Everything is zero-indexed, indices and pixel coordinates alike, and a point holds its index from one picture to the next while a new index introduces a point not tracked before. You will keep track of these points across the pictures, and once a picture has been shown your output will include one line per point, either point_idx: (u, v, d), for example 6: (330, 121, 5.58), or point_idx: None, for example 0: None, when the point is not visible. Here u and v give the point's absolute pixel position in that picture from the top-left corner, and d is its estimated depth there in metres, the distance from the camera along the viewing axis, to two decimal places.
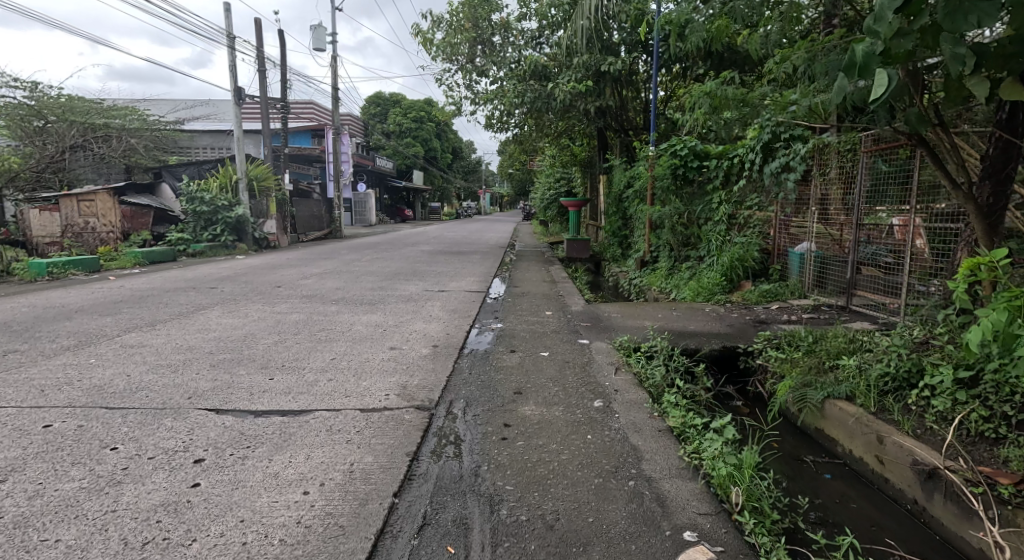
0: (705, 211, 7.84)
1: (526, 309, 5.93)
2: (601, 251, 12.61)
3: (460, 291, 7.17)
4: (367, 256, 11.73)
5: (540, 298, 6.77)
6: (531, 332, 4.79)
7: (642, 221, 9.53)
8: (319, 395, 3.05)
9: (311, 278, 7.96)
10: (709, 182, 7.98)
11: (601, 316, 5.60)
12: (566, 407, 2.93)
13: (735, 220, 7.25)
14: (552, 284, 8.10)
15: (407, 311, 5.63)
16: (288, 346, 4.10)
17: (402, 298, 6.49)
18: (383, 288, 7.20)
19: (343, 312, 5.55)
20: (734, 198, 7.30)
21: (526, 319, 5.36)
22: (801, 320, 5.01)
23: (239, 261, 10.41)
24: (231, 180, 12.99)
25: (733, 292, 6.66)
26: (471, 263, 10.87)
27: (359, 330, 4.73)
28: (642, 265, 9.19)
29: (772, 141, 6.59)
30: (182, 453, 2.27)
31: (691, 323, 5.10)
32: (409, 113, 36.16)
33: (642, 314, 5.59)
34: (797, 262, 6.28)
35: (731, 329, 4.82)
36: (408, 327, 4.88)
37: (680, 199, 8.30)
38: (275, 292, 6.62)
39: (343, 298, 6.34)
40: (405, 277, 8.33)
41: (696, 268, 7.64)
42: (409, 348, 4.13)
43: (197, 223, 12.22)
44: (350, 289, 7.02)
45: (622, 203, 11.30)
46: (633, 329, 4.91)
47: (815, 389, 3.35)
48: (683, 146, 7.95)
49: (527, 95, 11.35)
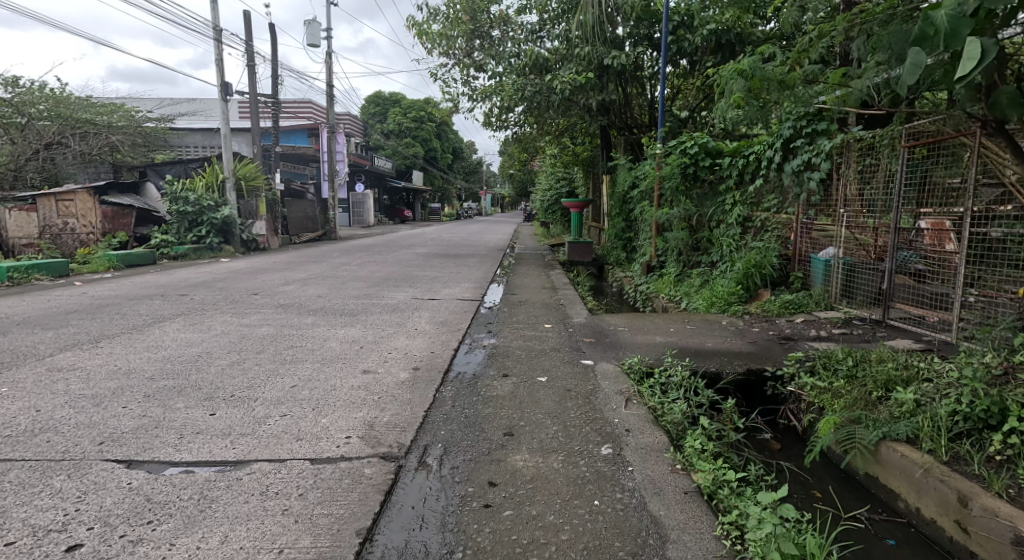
0: (717, 213, 7.27)
1: (523, 322, 5.37)
2: (604, 254, 12.04)
3: (452, 299, 6.60)
4: (358, 259, 11.17)
5: (539, 308, 6.19)
6: (528, 351, 4.22)
7: (649, 223, 8.97)
8: (264, 438, 2.49)
9: (293, 284, 7.39)
10: (721, 182, 7.42)
11: (606, 330, 5.03)
12: (566, 457, 2.38)
13: (750, 223, 6.69)
14: (553, 290, 7.53)
15: (390, 324, 5.08)
16: (244, 369, 3.53)
17: (387, 308, 5.92)
18: (369, 296, 6.64)
19: (318, 324, 4.99)
20: (749, 199, 6.73)
21: (522, 334, 4.80)
22: (833, 337, 4.43)
23: (222, 265, 9.84)
24: (217, 180, 12.46)
25: (750, 302, 6.08)
26: (467, 267, 10.30)
27: (331, 347, 4.17)
28: (649, 270, 8.62)
29: (793, 137, 6.04)
30: (56, 536, 1.73)
31: (709, 340, 4.53)
32: (409, 113, 35.69)
33: (652, 329, 5.02)
34: (821, 270, 5.71)
35: (755, 349, 4.24)
36: (389, 345, 4.32)
37: (690, 199, 7.73)
38: (249, 300, 6.06)
39: (322, 308, 5.78)
40: (394, 283, 7.77)
41: (708, 274, 7.07)
42: (385, 372, 3.57)
43: (181, 223, 11.68)
44: (333, 297, 6.46)
45: (627, 204, 10.73)
46: (642, 347, 4.34)
47: (866, 427, 2.78)
48: (694, 142, 7.40)
49: (527, 89, 10.81)
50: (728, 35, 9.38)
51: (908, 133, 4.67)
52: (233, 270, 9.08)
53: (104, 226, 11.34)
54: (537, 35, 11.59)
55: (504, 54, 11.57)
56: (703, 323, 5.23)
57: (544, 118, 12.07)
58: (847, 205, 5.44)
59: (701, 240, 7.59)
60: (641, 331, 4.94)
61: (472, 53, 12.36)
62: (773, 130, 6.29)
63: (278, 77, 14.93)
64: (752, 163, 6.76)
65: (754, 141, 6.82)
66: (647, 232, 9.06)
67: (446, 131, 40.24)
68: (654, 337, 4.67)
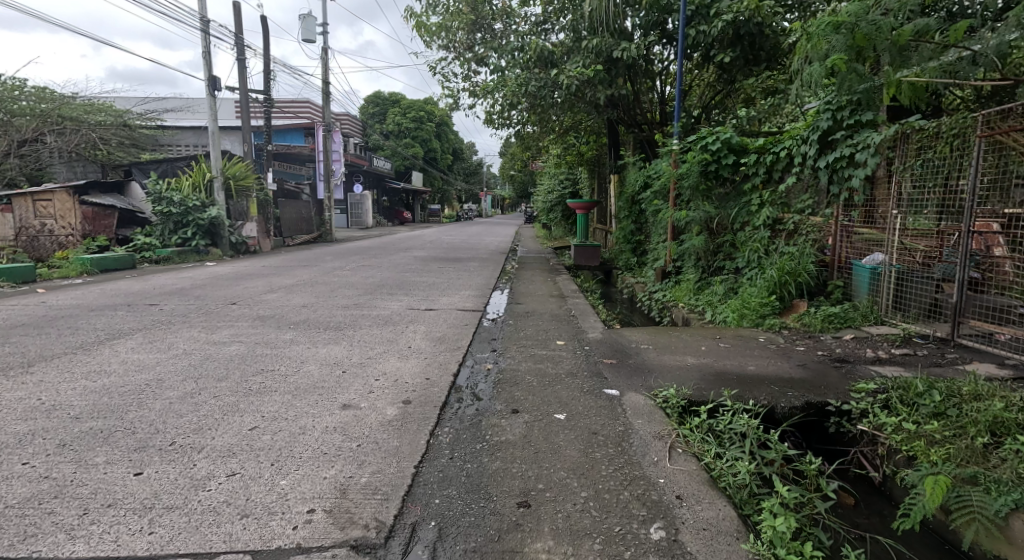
0: (740, 215, 6.66)
1: (532, 337, 4.74)
2: (612, 258, 11.42)
3: (452, 310, 5.97)
4: (353, 263, 10.54)
5: (549, 320, 5.56)
6: (540, 377, 3.59)
7: (663, 226, 8.34)
8: (196, 515, 1.86)
9: (277, 292, 6.75)
10: (745, 181, 6.80)
11: (627, 347, 4.40)
12: (605, 548, 1.79)
13: (781, 227, 6.07)
14: (562, 299, 6.91)
15: (381, 341, 4.44)
16: (197, 402, 2.90)
17: (379, 320, 5.29)
18: (359, 306, 6.00)
19: (299, 342, 4.35)
20: (779, 200, 6.12)
21: (533, 353, 4.18)
22: (895, 360, 3.81)
23: (205, 269, 9.21)
24: (204, 179, 11.85)
25: (784, 313, 5.44)
26: (466, 272, 9.67)
27: (309, 372, 3.53)
28: (663, 277, 8.03)
29: (832, 129, 5.43)
30: None
31: (750, 362, 3.90)
32: (409, 113, 35.02)
33: (679, 346, 4.42)
34: (866, 279, 5.08)
35: (809, 376, 3.61)
36: (377, 369, 3.68)
37: (710, 200, 7.10)
38: (225, 311, 5.43)
39: (306, 320, 5.15)
40: (389, 291, 7.14)
41: (732, 282, 6.45)
42: (369, 407, 2.94)
43: (166, 225, 11.07)
44: (320, 307, 5.83)
45: (637, 205, 10.11)
46: (674, 372, 3.72)
47: (984, 491, 2.17)
48: (716, 138, 6.78)
49: (531, 84, 10.19)
50: (749, 27, 8.65)
51: (984, 120, 4.06)
52: (215, 275, 8.44)
53: (84, 228, 10.67)
54: (541, 26, 10.96)
55: (507, 47, 10.94)
56: (737, 339, 4.61)
57: (548, 115, 11.44)
58: (897, 205, 4.81)
59: (722, 246, 6.98)
60: (668, 349, 4.31)
61: (472, 47, 11.75)
62: (810, 122, 5.68)
63: (271, 73, 14.34)
64: (782, 159, 6.13)
65: (785, 135, 6.19)
66: (662, 236, 8.45)
67: (447, 132, 39.59)
68: (686, 358, 4.04)
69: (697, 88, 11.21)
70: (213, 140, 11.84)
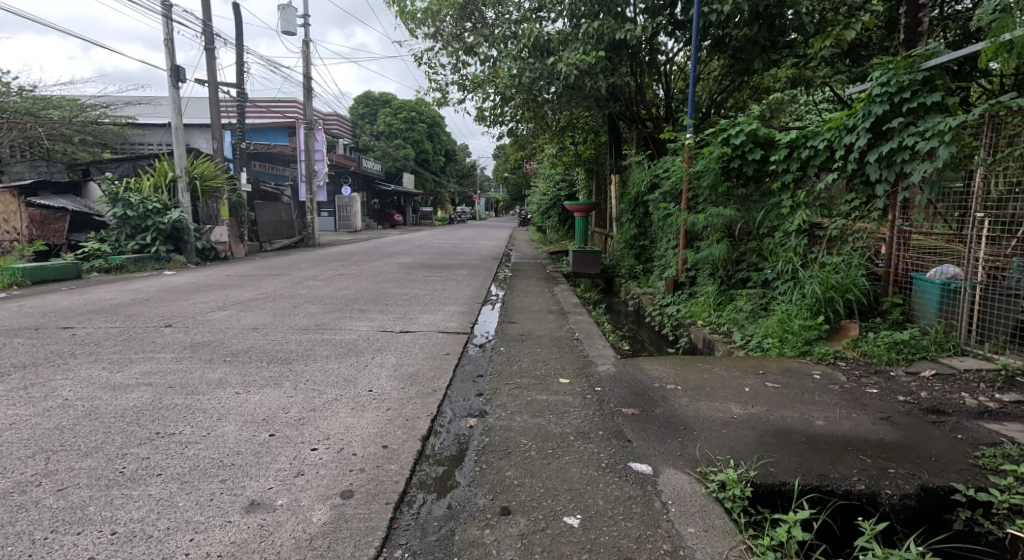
0: (768, 219, 5.72)
1: (528, 373, 3.78)
2: (613, 265, 10.53)
3: (432, 333, 5.01)
4: (329, 272, 9.55)
5: (548, 346, 4.60)
6: (541, 444, 2.63)
7: (675, 232, 7.42)
8: None
9: (228, 310, 5.76)
10: (772, 179, 5.87)
11: (651, 390, 3.44)
12: None
13: (819, 233, 5.15)
14: (561, 316, 5.97)
15: (334, 382, 3.48)
16: (23, 505, 1.93)
17: (339, 349, 4.32)
18: (321, 328, 5.04)
19: (227, 382, 3.39)
20: (817, 202, 5.21)
21: (531, 400, 3.23)
22: (1009, 412, 2.89)
23: (158, 281, 8.20)
24: (167, 179, 10.87)
25: (833, 338, 4.49)
26: (454, 282, 8.72)
27: (220, 436, 2.56)
28: (676, 288, 7.09)
29: (888, 115, 4.48)
30: None
31: (817, 414, 2.95)
32: (400, 113, 34.00)
33: (713, 386, 3.48)
34: (933, 297, 4.14)
35: (904, 436, 2.68)
36: (318, 429, 2.72)
37: (732, 201, 6.17)
38: (151, 337, 4.45)
39: (248, 350, 4.18)
40: (362, 307, 6.17)
41: (761, 299, 5.53)
42: (286, 507, 1.98)
43: (122, 229, 10.10)
44: (272, 331, 4.86)
45: (641, 207, 9.18)
46: (720, 432, 2.77)
47: None
48: (739, 130, 5.81)
49: (525, 75, 9.28)
50: (766, 4, 7.75)
51: None
52: (167, 288, 7.44)
53: (30, 232, 9.64)
54: (535, 12, 10.05)
55: (498, 35, 10.03)
56: (783, 375, 3.68)
57: (544, 108, 10.52)
58: (982, 207, 3.90)
59: (745, 254, 6.06)
60: (701, 393, 3.36)
61: (461, 35, 10.83)
62: (856, 108, 4.75)
63: (244, 65, 13.34)
64: (818, 153, 5.20)
65: (821, 125, 5.26)
66: (673, 242, 7.52)
67: (440, 133, 38.57)
68: (729, 408, 3.10)
69: (706, 79, 10.31)
70: (177, 136, 10.82)
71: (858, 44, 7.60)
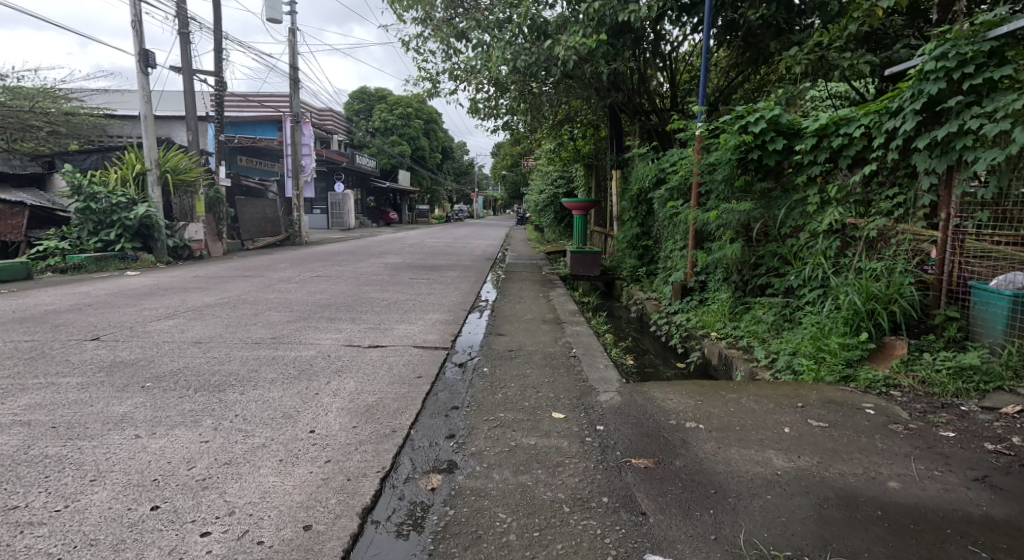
0: (790, 219, 5.02)
1: (514, 404, 3.07)
2: (614, 266, 9.85)
3: (406, 348, 4.30)
4: (307, 274, 8.84)
5: (539, 366, 3.89)
6: (522, 524, 1.95)
7: (683, 231, 6.72)
8: None
9: (176, 320, 5.04)
10: (795, 172, 5.16)
11: (666, 433, 2.73)
12: None
13: (853, 235, 4.45)
14: (556, 326, 5.27)
15: (269, 419, 2.77)
16: None
17: (289, 371, 3.62)
18: (275, 343, 4.32)
19: (130, 420, 2.69)
20: (851, 198, 4.50)
21: (515, 448, 2.53)
22: None
23: (114, 284, 7.49)
24: (135, 172, 10.21)
25: (875, 357, 3.76)
26: (440, 285, 8.03)
27: (80, 512, 1.87)
28: (683, 294, 6.40)
29: (944, 94, 3.77)
30: None
31: (888, 471, 2.25)
32: (396, 109, 33.22)
33: (744, 425, 2.78)
34: (1002, 312, 3.46)
35: (1013, 508, 1.99)
36: (222, 497, 2.02)
37: (750, 197, 5.46)
38: (67, 355, 3.74)
39: (177, 371, 3.48)
40: (331, 316, 5.45)
41: (784, 310, 4.82)
42: None
43: (84, 225, 9.47)
44: (216, 346, 4.15)
45: (645, 205, 8.49)
46: (763, 500, 2.08)
47: None
48: (759, 116, 5.09)
49: (520, 61, 8.53)
50: None
51: None
52: (121, 292, 6.73)
53: None
54: None
55: (491, 19, 9.28)
56: (829, 407, 2.98)
57: (541, 98, 9.79)
58: None
59: (763, 258, 5.36)
60: (730, 436, 2.65)
61: (451, 20, 10.08)
62: (901, 88, 4.04)
63: (223, 53, 12.63)
64: (852, 141, 4.49)
65: (855, 110, 4.56)
66: (681, 243, 6.82)
67: (436, 129, 37.74)
68: (769, 460, 2.40)
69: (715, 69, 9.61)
70: (146, 126, 10.10)
71: (887, 26, 6.91)
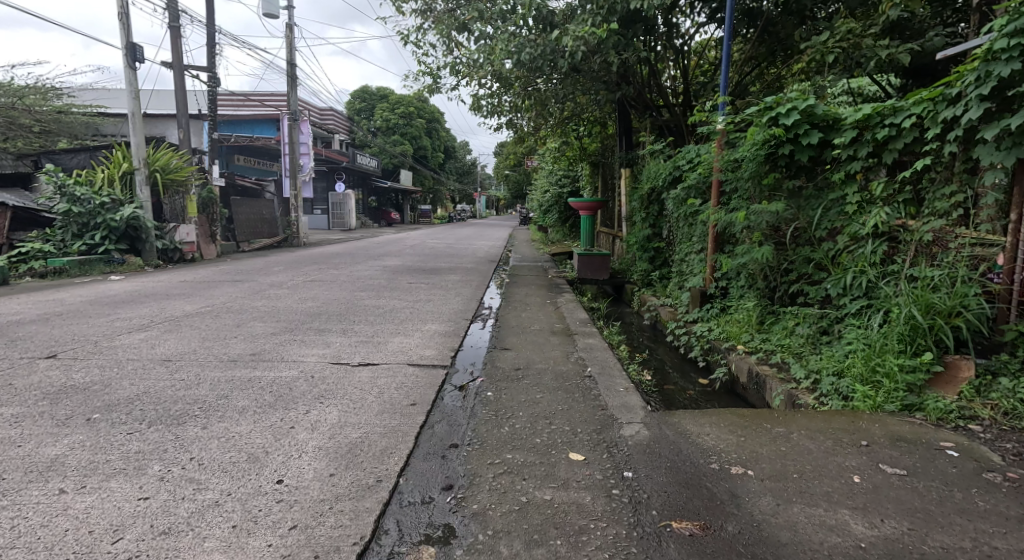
0: (826, 220, 4.52)
1: (524, 444, 2.60)
2: (624, 269, 9.36)
3: (399, 367, 3.82)
4: (300, 278, 8.36)
5: (551, 390, 3.41)
6: None
7: (702, 233, 6.22)
8: None
9: (146, 333, 4.56)
10: (831, 169, 4.65)
11: (710, 484, 2.25)
12: None
13: (902, 239, 3.95)
14: (567, 339, 4.77)
15: (230, 465, 2.30)
16: None
17: (265, 398, 3.15)
18: (254, 361, 3.85)
19: (58, 467, 2.22)
20: (899, 196, 4.00)
21: (526, 507, 2.07)
22: None
23: (93, 290, 7.02)
24: (122, 171, 9.77)
25: (939, 382, 3.22)
26: (440, 290, 7.56)
27: None
28: (703, 301, 5.90)
29: (1016, 78, 3.27)
30: None
31: (1002, 547, 1.78)
32: (398, 109, 32.74)
33: (802, 472, 2.29)
34: None
35: None
36: None
37: (779, 196, 4.96)
38: (10, 379, 3.27)
39: (132, 399, 3.01)
40: (319, 327, 4.97)
41: (821, 321, 4.32)
42: None
43: (67, 228, 9.07)
44: (185, 365, 3.68)
45: (657, 205, 7.99)
46: None
47: None
48: (790, 107, 4.60)
49: (525, 53, 8.02)
50: None
51: None
52: (97, 299, 6.26)
53: None
54: None
55: (494, 10, 8.77)
56: (899, 447, 2.49)
57: (547, 93, 9.29)
58: None
59: (794, 263, 4.85)
60: (788, 488, 2.17)
61: (452, 12, 9.58)
62: (960, 72, 3.55)
63: (216, 48, 12.20)
64: (900, 133, 4.00)
65: (901, 98, 4.06)
66: (698, 246, 6.31)
67: (438, 128, 37.18)
68: (846, 526, 1.91)
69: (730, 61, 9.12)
70: (133, 123, 9.65)
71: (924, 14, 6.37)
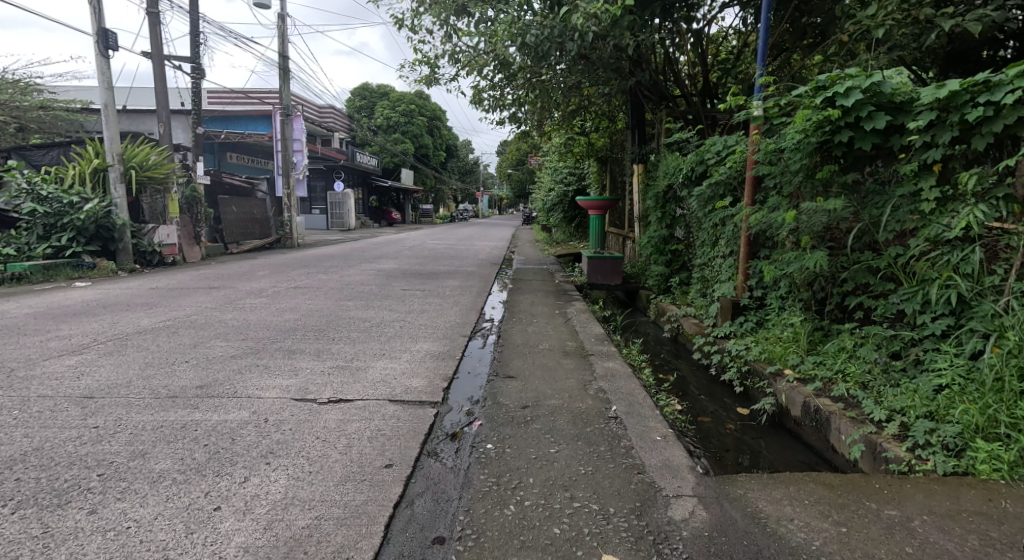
0: (894, 220, 3.75)
1: (539, 540, 1.85)
2: (637, 273, 8.58)
3: (377, 405, 3.05)
4: (284, 284, 7.60)
5: (569, 441, 2.64)
6: None
7: (733, 234, 5.42)
8: None
9: (79, 357, 3.80)
10: (898, 158, 3.87)
11: None
12: None
13: (1002, 244, 3.19)
14: (583, 364, 3.99)
15: None
16: None
17: (194, 456, 2.39)
18: (197, 397, 3.10)
19: None
20: (996, 192, 3.24)
21: None
22: None
23: (47, 299, 6.28)
24: (94, 168, 9.03)
25: None
26: (437, 298, 6.79)
27: None
28: (735, 314, 5.09)
29: None
30: None
31: None
32: (398, 107, 31.94)
33: None
34: None
35: None
36: None
37: (833, 190, 4.19)
38: None
39: (13, 463, 2.25)
40: (290, 348, 4.20)
41: (893, 342, 3.55)
42: None
43: (32, 230, 8.38)
44: (107, 405, 2.92)
45: (676, 203, 7.20)
46: None
47: None
48: (851, 86, 3.83)
49: (531, 37, 7.23)
50: None
51: None
52: (45, 312, 5.49)
53: None
54: None
55: None
56: None
57: (553, 81, 8.50)
58: None
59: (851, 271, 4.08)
60: None
61: None
62: None
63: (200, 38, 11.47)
64: (997, 114, 3.23)
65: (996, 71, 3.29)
66: (728, 250, 5.52)
67: (440, 127, 36.30)
68: None
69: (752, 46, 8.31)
70: (106, 116, 8.90)
71: None
